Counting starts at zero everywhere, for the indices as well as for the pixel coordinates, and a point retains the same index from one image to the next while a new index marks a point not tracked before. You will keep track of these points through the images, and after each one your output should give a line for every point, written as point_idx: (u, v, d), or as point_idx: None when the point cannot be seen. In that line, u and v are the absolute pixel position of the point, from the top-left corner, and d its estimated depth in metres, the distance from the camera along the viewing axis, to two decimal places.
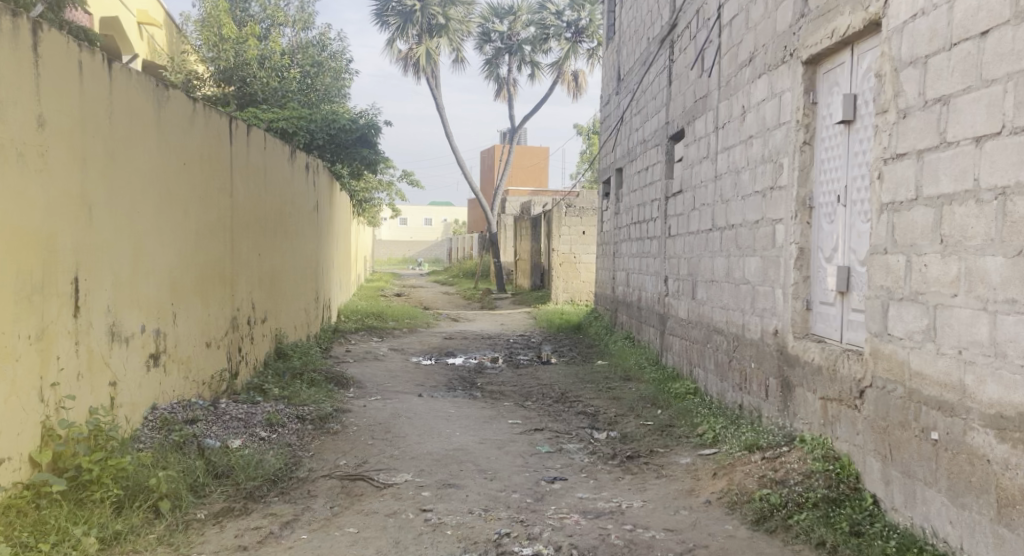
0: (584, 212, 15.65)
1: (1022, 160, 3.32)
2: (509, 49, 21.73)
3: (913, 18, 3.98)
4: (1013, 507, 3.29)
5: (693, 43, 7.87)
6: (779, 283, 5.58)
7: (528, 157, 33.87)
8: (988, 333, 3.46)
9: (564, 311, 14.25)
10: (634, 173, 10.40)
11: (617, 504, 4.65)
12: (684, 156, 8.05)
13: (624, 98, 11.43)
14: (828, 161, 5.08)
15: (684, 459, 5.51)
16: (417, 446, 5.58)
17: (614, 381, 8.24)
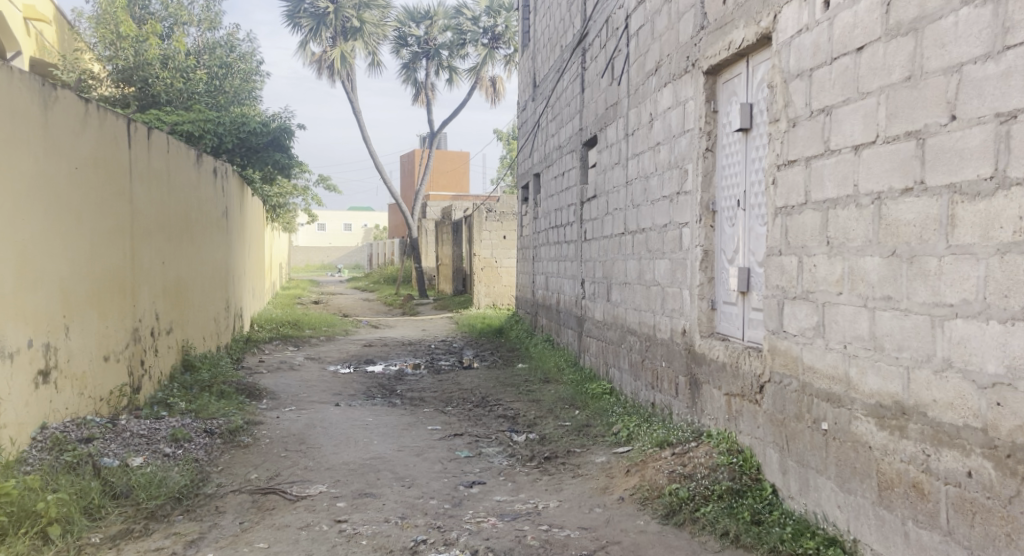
0: (503, 216, 15.83)
1: (893, 167, 3.50)
2: (426, 54, 21.61)
3: (800, 33, 4.23)
4: (891, 490, 3.49)
5: (603, 52, 8.10)
6: (686, 285, 5.82)
7: (447, 161, 33.86)
8: (867, 328, 3.66)
9: (486, 314, 14.60)
10: (551, 178, 10.60)
11: (533, 505, 4.78)
12: (598, 161, 8.25)
13: (539, 105, 11.65)
14: (728, 167, 5.33)
15: (599, 459, 5.68)
16: (333, 456, 5.59)
17: (534, 384, 8.40)
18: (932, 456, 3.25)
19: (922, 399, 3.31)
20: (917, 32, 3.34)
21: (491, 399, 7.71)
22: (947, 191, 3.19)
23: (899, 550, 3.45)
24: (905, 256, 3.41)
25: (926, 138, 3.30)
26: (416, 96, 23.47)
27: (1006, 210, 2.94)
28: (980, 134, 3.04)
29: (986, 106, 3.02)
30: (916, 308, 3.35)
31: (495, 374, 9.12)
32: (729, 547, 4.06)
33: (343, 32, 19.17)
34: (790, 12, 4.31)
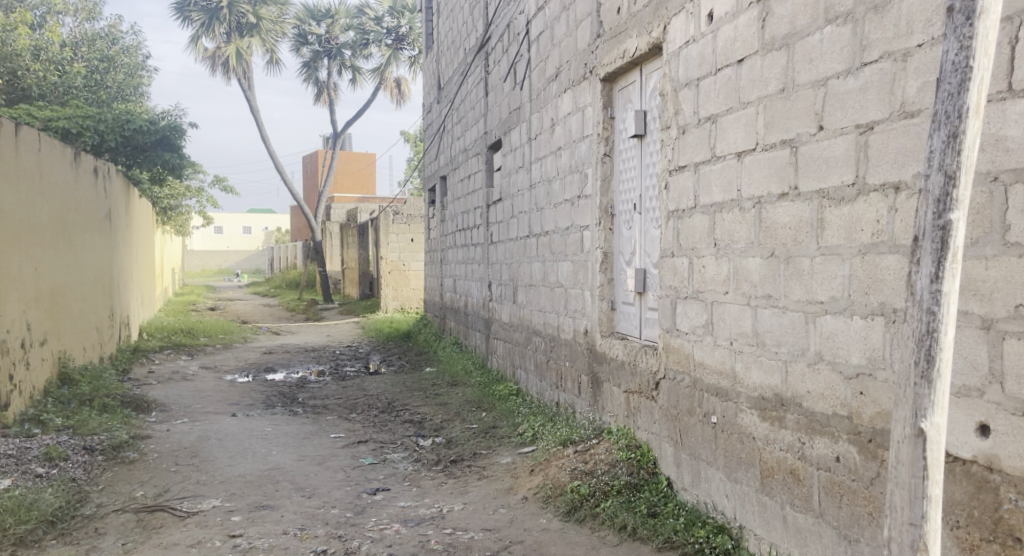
0: (410, 219, 15.74)
1: (771, 173, 3.72)
2: (326, 52, 21.23)
3: (687, 44, 4.44)
4: (772, 477, 3.71)
5: (505, 56, 8.21)
6: (587, 286, 5.98)
7: (352, 162, 33.40)
8: (751, 324, 3.86)
9: (394, 318, 14.57)
10: (457, 181, 10.66)
11: (438, 509, 4.84)
12: (502, 164, 8.37)
13: (444, 106, 11.71)
14: (625, 171, 5.52)
15: (504, 459, 5.79)
16: (228, 469, 5.50)
17: (442, 387, 8.46)
18: (806, 444, 3.48)
19: (798, 390, 3.53)
20: (789, 48, 3.56)
21: (397, 404, 7.72)
22: (817, 196, 3.40)
23: (779, 533, 3.66)
24: (782, 258, 3.63)
25: (799, 146, 3.51)
26: (318, 96, 23.12)
27: (865, 215, 3.13)
28: (843, 143, 3.24)
29: (847, 118, 3.21)
30: (793, 305, 3.56)
31: (402, 378, 9.12)
32: (627, 540, 4.21)
33: (238, 28, 18.65)
34: (679, 23, 4.52)
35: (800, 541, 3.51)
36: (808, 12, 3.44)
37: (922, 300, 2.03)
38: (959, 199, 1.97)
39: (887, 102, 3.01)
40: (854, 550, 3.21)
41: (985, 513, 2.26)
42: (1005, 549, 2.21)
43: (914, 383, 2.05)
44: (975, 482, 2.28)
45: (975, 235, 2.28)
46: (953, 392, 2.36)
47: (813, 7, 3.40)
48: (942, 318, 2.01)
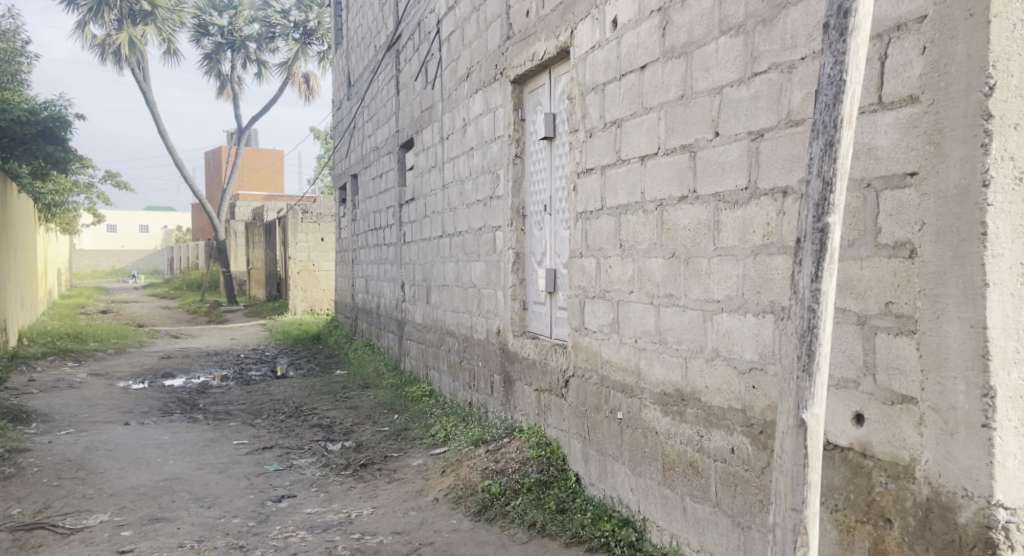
0: (320, 218, 15.52)
1: (671, 176, 3.86)
2: (230, 45, 20.82)
3: (593, 49, 4.55)
4: (673, 470, 3.85)
5: (416, 55, 8.21)
6: (499, 286, 6.05)
7: (257, 159, 32.67)
8: (654, 323, 3.99)
9: (303, 319, 14.48)
10: (369, 179, 10.59)
11: (346, 514, 4.83)
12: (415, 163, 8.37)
13: (354, 103, 11.62)
14: (535, 173, 5.60)
15: (415, 461, 5.80)
16: (119, 481, 5.34)
17: (353, 390, 8.41)
18: (704, 437, 3.62)
19: (697, 385, 3.67)
20: (687, 56, 3.70)
21: (305, 408, 7.63)
22: (714, 199, 3.55)
23: (679, 523, 3.80)
24: (682, 258, 3.77)
25: (697, 151, 3.65)
26: (220, 89, 22.53)
27: (756, 217, 3.28)
28: (737, 149, 3.39)
29: (741, 125, 3.36)
30: (692, 304, 3.70)
31: (311, 382, 9.01)
32: (537, 537, 4.29)
33: (130, 15, 18.01)
34: (586, 28, 4.62)
35: (699, 531, 3.66)
36: (704, 23, 3.58)
37: (804, 299, 2.15)
38: (836, 204, 2.09)
39: (775, 111, 3.16)
40: (747, 537, 3.36)
41: (860, 497, 2.42)
42: (877, 529, 2.37)
43: (798, 377, 2.15)
44: (851, 467, 2.45)
45: (851, 237, 2.43)
46: (833, 384, 2.52)
47: (709, 18, 3.54)
48: (822, 316, 2.12)
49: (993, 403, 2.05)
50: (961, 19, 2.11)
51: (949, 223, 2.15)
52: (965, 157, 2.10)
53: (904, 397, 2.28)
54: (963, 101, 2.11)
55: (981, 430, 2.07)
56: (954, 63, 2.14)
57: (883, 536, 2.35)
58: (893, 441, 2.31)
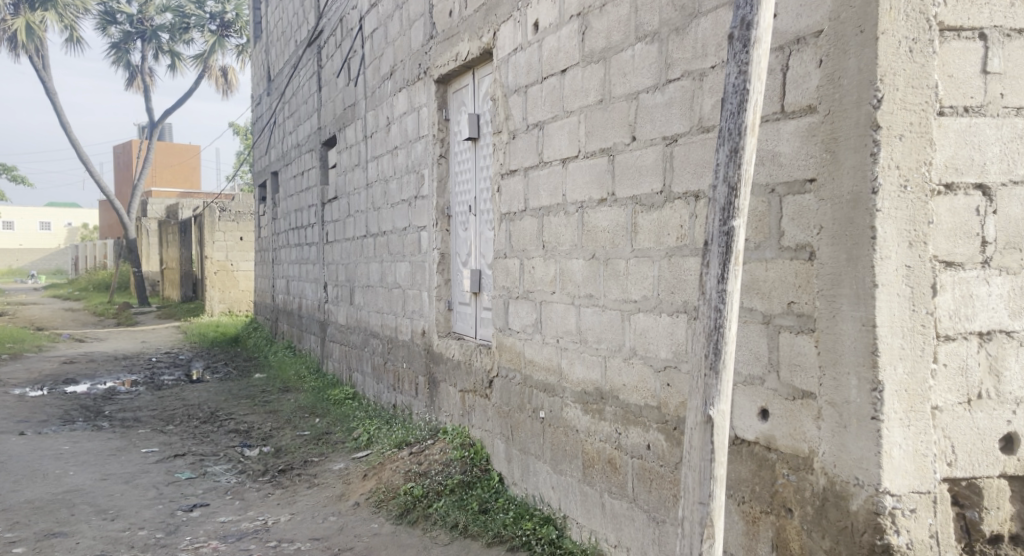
0: (239, 217, 15.20)
1: (591, 180, 3.94)
2: (140, 34, 20.19)
3: (515, 51, 4.61)
4: (592, 467, 3.93)
5: (339, 51, 8.14)
6: (424, 287, 6.05)
7: (172, 155, 31.80)
8: (575, 323, 4.07)
9: (218, 319, 14.56)
10: (290, 177, 10.44)
11: (262, 521, 4.77)
12: (337, 161, 8.29)
13: (274, 99, 11.43)
14: (460, 173, 5.62)
15: (337, 466, 5.76)
16: (14, 495, 5.15)
17: (272, 394, 8.28)
18: (623, 434, 3.70)
19: (616, 384, 3.75)
20: (606, 61, 3.79)
21: (221, 413, 7.48)
22: (631, 202, 3.63)
23: (598, 519, 3.88)
24: (602, 260, 3.85)
25: (616, 155, 3.74)
26: (130, 80, 21.89)
27: (671, 220, 3.38)
28: (653, 153, 3.48)
29: (656, 130, 3.45)
30: (611, 304, 3.77)
31: (227, 386, 8.83)
32: (459, 538, 4.32)
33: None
34: (507, 31, 4.68)
35: (616, 526, 3.74)
36: (621, 29, 3.66)
37: (710, 299, 2.23)
38: (740, 208, 2.18)
39: (687, 117, 3.27)
40: (662, 531, 3.45)
41: (765, 488, 2.54)
42: (779, 519, 2.48)
43: (705, 374, 2.23)
44: (757, 460, 2.56)
45: (757, 240, 2.54)
46: (740, 381, 2.62)
47: (626, 24, 3.63)
48: (727, 315, 2.21)
49: (881, 397, 2.18)
50: (852, 34, 2.23)
51: (843, 227, 2.26)
52: (857, 165, 2.22)
53: (805, 393, 2.39)
54: (855, 112, 2.23)
55: (870, 422, 2.19)
56: (847, 76, 2.25)
57: (785, 525, 2.46)
58: (794, 434, 2.43)
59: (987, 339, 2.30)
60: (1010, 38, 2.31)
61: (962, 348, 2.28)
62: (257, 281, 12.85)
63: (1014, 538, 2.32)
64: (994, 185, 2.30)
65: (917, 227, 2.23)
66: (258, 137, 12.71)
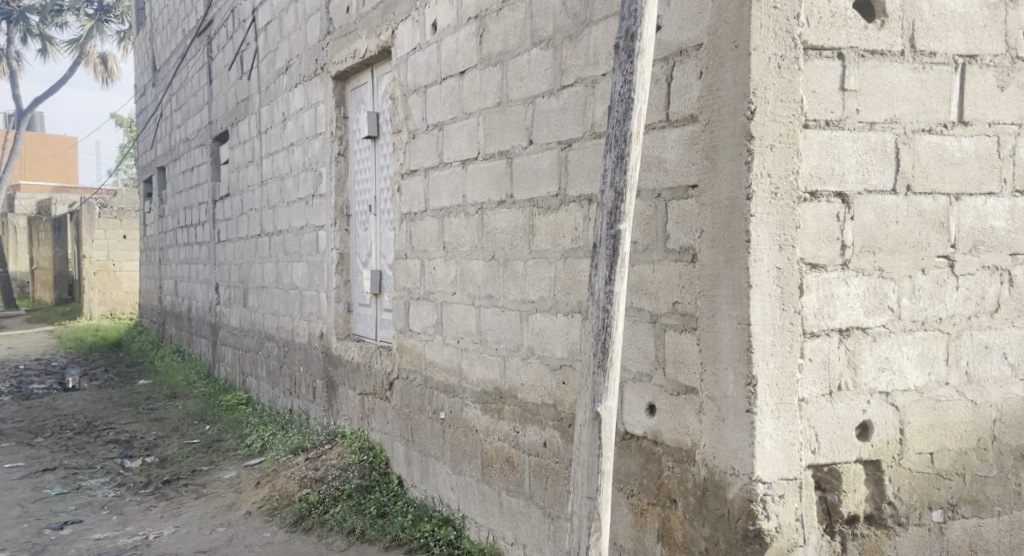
0: (121, 215, 14.70)
1: (490, 181, 3.99)
2: (6, 15, 19.19)
3: (413, 50, 4.63)
4: (491, 467, 3.98)
5: (230, 43, 7.96)
6: (323, 288, 5.98)
7: (47, 147, 30.30)
8: (475, 324, 4.12)
9: (99, 322, 14.01)
10: (178, 173, 10.13)
11: (142, 536, 4.63)
12: (229, 157, 8.10)
13: (160, 91, 11.06)
14: (359, 172, 5.59)
15: (227, 474, 5.63)
16: None
17: (158, 401, 8.02)
18: (520, 433, 3.77)
19: (514, 383, 3.81)
20: (503, 65, 3.85)
21: (99, 423, 7.19)
22: (529, 204, 3.70)
23: (495, 518, 3.94)
24: (502, 261, 3.91)
25: (514, 157, 3.80)
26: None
27: (566, 222, 3.46)
28: (548, 157, 3.56)
29: (551, 134, 3.53)
30: (510, 304, 3.83)
31: (107, 394, 8.49)
32: (355, 544, 4.30)
33: None
34: (405, 30, 4.70)
35: (513, 524, 3.81)
36: (517, 33, 3.74)
37: (599, 299, 2.31)
38: (626, 212, 2.27)
39: (581, 122, 3.36)
40: (557, 527, 3.54)
41: (652, 480, 2.66)
42: (664, 510, 2.60)
43: (593, 372, 2.32)
44: (645, 454, 2.69)
45: (645, 242, 2.65)
46: (629, 378, 2.73)
47: (522, 28, 3.71)
48: (615, 314, 2.30)
49: (755, 391, 2.31)
50: (728, 49, 2.36)
51: (722, 232, 2.39)
52: (733, 172, 2.35)
53: (687, 388, 2.51)
54: (731, 122, 2.36)
55: (745, 415, 2.32)
56: (724, 89, 2.38)
57: (669, 515, 2.58)
58: (678, 428, 2.55)
59: (847, 335, 2.47)
60: (864, 58, 2.49)
61: (825, 344, 2.44)
62: (142, 283, 12.39)
63: (868, 518, 2.52)
64: (852, 193, 2.47)
65: (786, 231, 2.37)
66: (143, 129, 12.24)
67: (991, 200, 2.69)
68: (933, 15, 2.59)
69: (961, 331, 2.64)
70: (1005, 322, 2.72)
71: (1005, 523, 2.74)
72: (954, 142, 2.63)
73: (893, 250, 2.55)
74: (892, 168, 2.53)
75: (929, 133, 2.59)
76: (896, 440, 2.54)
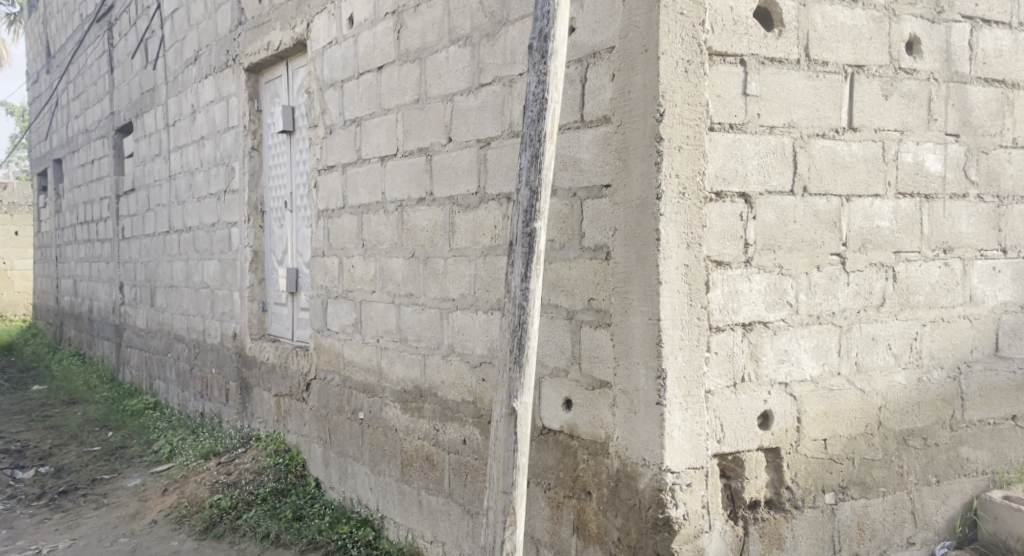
0: (15, 208, 14.05)
1: (409, 178, 4.00)
2: None
3: (330, 44, 4.59)
4: (411, 465, 3.99)
5: (133, 30, 7.72)
6: (236, 286, 5.87)
7: None
8: (394, 322, 4.11)
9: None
10: (76, 166, 9.75)
11: (35, 551, 4.47)
12: (134, 151, 7.86)
13: (56, 79, 10.61)
14: (274, 168, 5.51)
15: (131, 482, 5.48)
16: None
17: (56, 407, 7.72)
18: (440, 431, 3.79)
19: (434, 381, 3.82)
20: (421, 61, 3.86)
21: None
22: (448, 202, 3.72)
23: (414, 517, 3.95)
24: (422, 258, 3.91)
25: (433, 155, 3.81)
26: None
27: (486, 220, 3.49)
28: (467, 155, 3.58)
29: (470, 132, 3.56)
30: (430, 302, 3.85)
31: None
32: (269, 549, 4.25)
33: None
34: (321, 23, 4.65)
35: (432, 522, 3.83)
36: (435, 31, 3.75)
37: (515, 297, 2.35)
38: (541, 210, 2.32)
39: (499, 121, 3.40)
40: (475, 523, 3.57)
41: (568, 473, 2.72)
42: (580, 502, 2.67)
43: (509, 369, 2.36)
44: (562, 448, 2.75)
45: (561, 240, 2.71)
46: (547, 373, 2.79)
47: (440, 26, 3.72)
48: (530, 311, 2.34)
49: (664, 384, 2.39)
50: (639, 52, 2.43)
51: (634, 229, 2.46)
52: (644, 172, 2.43)
53: (601, 383, 2.58)
54: (642, 123, 2.43)
55: (656, 407, 2.40)
56: (635, 91, 2.45)
57: (584, 507, 2.65)
58: (593, 422, 2.61)
59: (749, 329, 2.58)
60: (765, 65, 2.59)
61: (730, 338, 2.54)
62: (37, 282, 11.89)
63: (768, 502, 2.64)
64: (754, 193, 2.58)
65: (693, 230, 2.46)
66: (37, 118, 11.73)
67: (877, 201, 2.85)
68: (826, 26, 2.72)
69: (851, 325, 2.79)
70: (890, 315, 2.89)
71: (889, 503, 2.90)
72: (845, 147, 2.77)
73: (791, 248, 2.67)
74: (790, 170, 2.65)
75: (823, 138, 2.72)
76: (793, 428, 2.67)
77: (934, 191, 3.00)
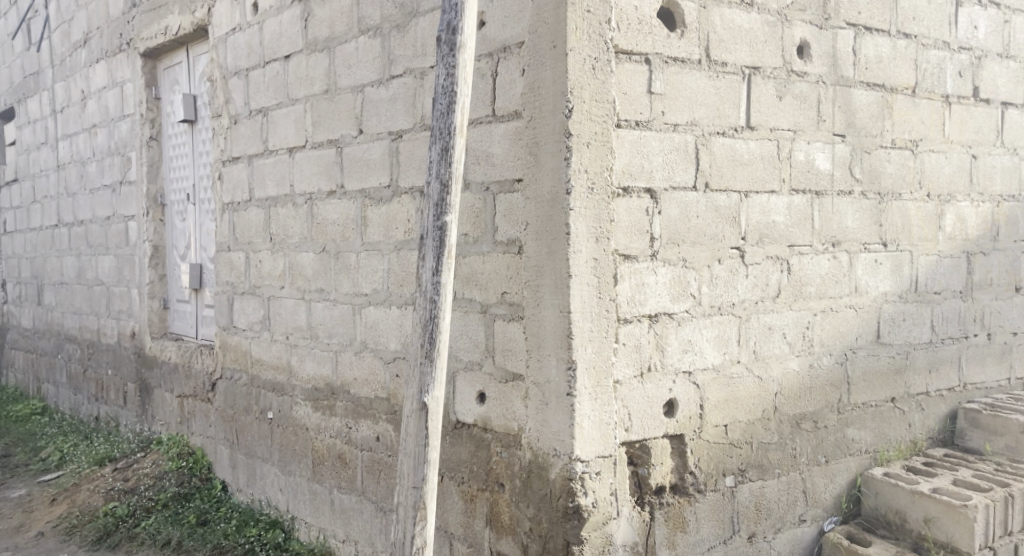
0: None
1: (318, 170, 3.94)
2: None
3: (233, 32, 4.48)
4: (322, 464, 3.94)
5: (14, 10, 7.33)
6: (134, 283, 5.67)
7: None
8: (304, 318, 4.05)
9: None
10: None
11: None
12: (16, 138, 7.47)
13: None
14: (175, 160, 5.34)
15: (16, 493, 5.23)
16: None
17: None
18: (352, 429, 3.76)
19: (346, 378, 3.79)
20: (330, 51, 3.81)
21: None
22: (359, 195, 3.69)
23: (326, 516, 3.91)
24: (332, 252, 3.87)
25: (343, 147, 3.77)
26: None
27: (399, 214, 3.48)
28: (379, 147, 3.56)
29: (381, 124, 3.54)
30: (341, 297, 3.81)
31: None
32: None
33: None
34: (224, 9, 4.54)
35: (345, 521, 3.80)
36: (344, 20, 3.71)
37: (426, 290, 2.36)
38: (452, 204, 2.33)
39: (410, 114, 3.39)
40: (387, 519, 3.56)
41: (481, 467, 2.75)
42: (493, 495, 2.70)
43: (421, 362, 2.36)
44: (475, 442, 2.77)
45: (474, 235, 2.72)
46: (460, 367, 2.80)
47: (349, 16, 3.69)
48: (442, 305, 2.35)
49: (575, 374, 2.44)
50: (547, 48, 2.48)
51: (545, 224, 2.50)
52: (554, 167, 2.47)
53: (514, 375, 2.61)
54: (552, 119, 2.47)
55: (566, 398, 2.45)
56: (544, 86, 2.49)
57: (497, 500, 2.68)
58: (506, 415, 2.64)
59: (655, 320, 2.65)
60: (668, 64, 2.67)
61: (637, 329, 2.61)
62: None
63: (673, 487, 2.72)
64: (659, 189, 2.65)
65: (602, 224, 2.51)
66: None
67: (772, 198, 2.97)
68: (724, 27, 2.82)
69: (750, 316, 2.91)
70: (785, 305, 3.02)
71: (784, 483, 3.04)
72: (744, 145, 2.88)
73: (694, 242, 2.76)
74: (693, 166, 2.74)
75: (722, 136, 2.82)
76: (696, 415, 2.76)
77: (823, 189, 3.14)
